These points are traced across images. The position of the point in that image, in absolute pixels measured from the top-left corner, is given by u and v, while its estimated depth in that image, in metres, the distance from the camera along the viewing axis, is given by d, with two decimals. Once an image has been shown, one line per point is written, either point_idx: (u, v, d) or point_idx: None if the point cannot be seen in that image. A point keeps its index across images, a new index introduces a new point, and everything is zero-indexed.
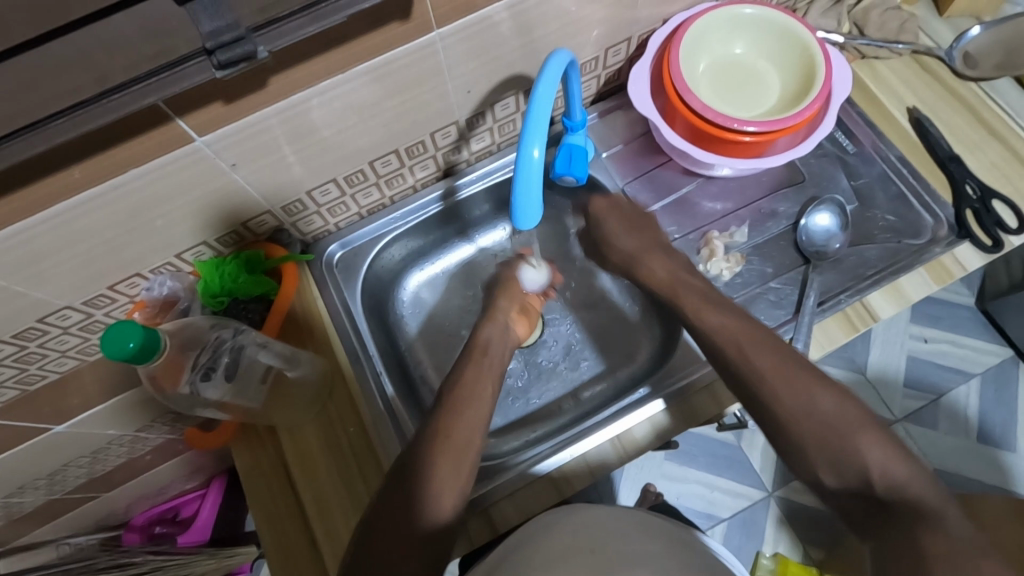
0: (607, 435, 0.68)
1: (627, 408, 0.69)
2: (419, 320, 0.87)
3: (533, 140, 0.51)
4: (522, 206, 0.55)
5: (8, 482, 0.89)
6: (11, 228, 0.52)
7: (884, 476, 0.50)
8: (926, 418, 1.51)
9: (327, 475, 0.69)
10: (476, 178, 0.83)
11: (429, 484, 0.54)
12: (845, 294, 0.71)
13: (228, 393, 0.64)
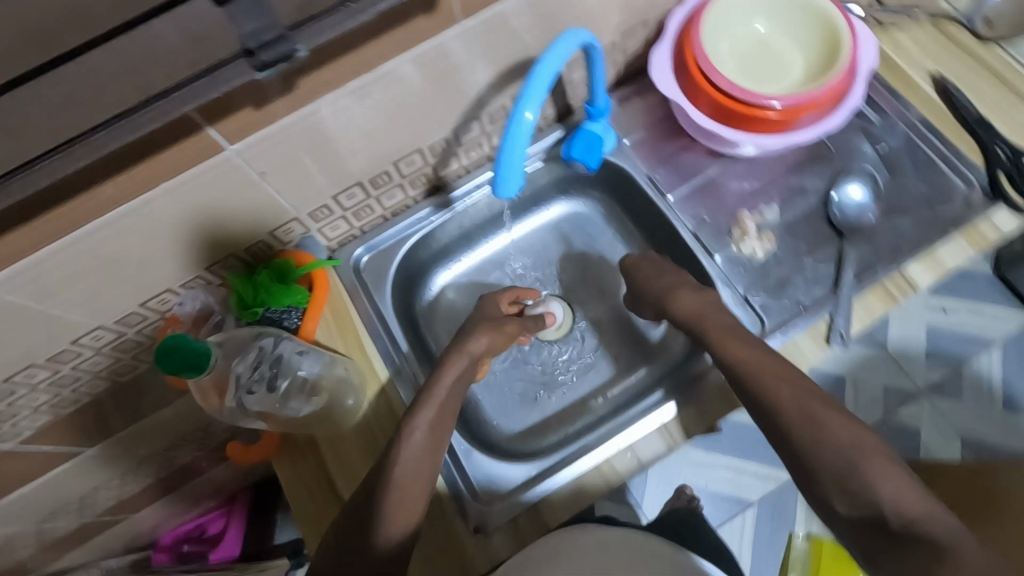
0: (629, 437, 0.68)
1: (645, 411, 0.68)
2: (447, 322, 0.86)
3: (527, 102, 0.53)
4: (504, 172, 0.56)
5: (41, 506, 0.90)
6: (43, 250, 0.51)
7: (898, 510, 0.50)
8: (949, 390, 1.59)
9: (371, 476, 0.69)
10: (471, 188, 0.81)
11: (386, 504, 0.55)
12: (882, 266, 0.70)
13: (271, 405, 0.65)
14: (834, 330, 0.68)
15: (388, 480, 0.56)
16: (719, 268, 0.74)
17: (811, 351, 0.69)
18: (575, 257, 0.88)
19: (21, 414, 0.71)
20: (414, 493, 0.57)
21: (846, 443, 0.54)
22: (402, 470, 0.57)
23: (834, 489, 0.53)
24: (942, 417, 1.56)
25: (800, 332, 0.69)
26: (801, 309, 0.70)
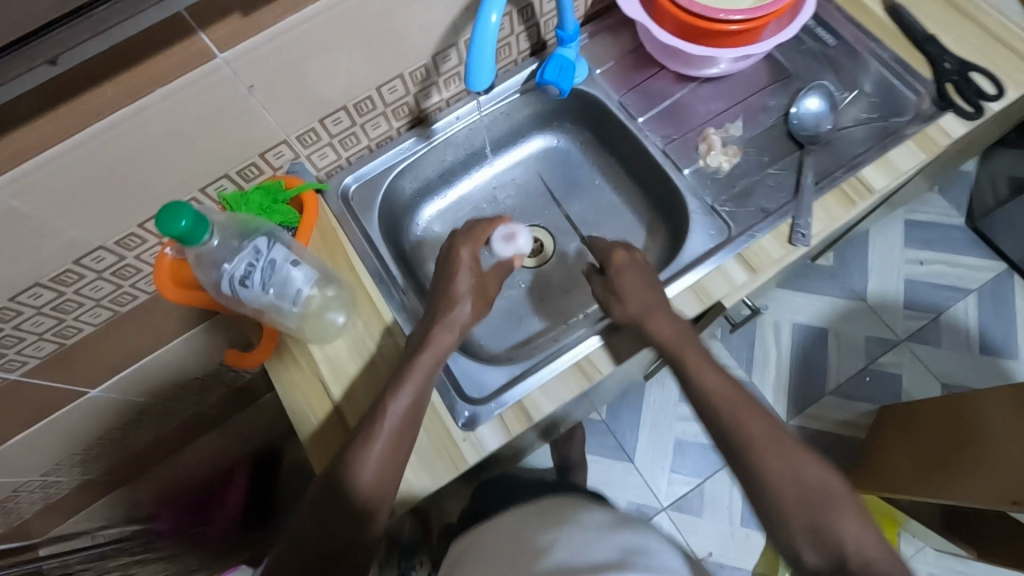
0: (555, 371, 0.70)
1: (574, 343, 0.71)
2: (433, 251, 0.90)
3: (491, 5, 0.58)
4: (476, 71, 0.60)
5: (48, 446, 0.99)
6: (42, 155, 0.55)
7: (856, 552, 0.55)
8: (928, 337, 1.63)
9: (362, 385, 0.72)
10: (453, 119, 0.85)
11: (378, 503, 0.62)
12: (840, 170, 0.74)
13: (266, 304, 0.67)
14: (796, 230, 0.72)
15: (382, 477, 0.62)
16: (688, 181, 0.78)
17: (775, 249, 0.72)
18: (554, 188, 0.93)
19: (27, 341, 0.75)
20: (383, 497, 0.62)
21: (808, 480, 0.59)
22: (389, 467, 0.63)
23: (800, 530, 0.58)
24: (922, 363, 1.61)
25: (764, 235, 0.73)
26: (766, 214, 0.74)
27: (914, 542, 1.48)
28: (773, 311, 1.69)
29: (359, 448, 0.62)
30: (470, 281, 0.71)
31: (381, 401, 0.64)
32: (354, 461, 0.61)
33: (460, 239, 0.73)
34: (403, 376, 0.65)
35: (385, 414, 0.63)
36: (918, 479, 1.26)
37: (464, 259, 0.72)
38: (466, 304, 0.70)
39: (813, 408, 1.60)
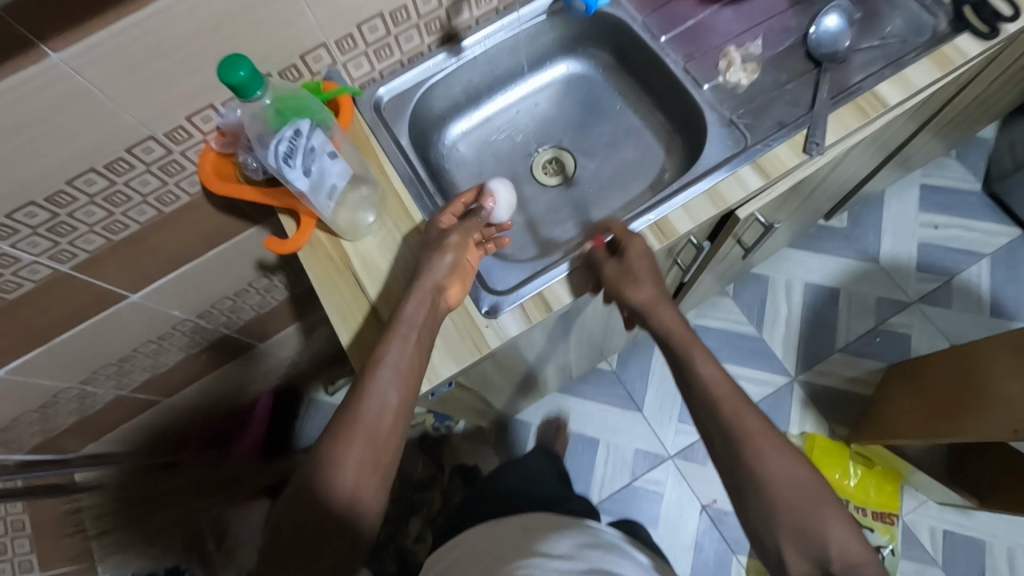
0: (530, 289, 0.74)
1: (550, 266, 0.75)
2: (459, 169, 0.94)
3: None
4: None
5: (87, 360, 1.06)
6: (105, 31, 0.61)
7: (840, 556, 0.57)
8: (939, 299, 1.65)
9: (391, 277, 0.77)
10: (480, 39, 0.88)
11: (354, 496, 0.60)
12: (856, 85, 0.77)
13: (307, 188, 0.69)
14: (810, 139, 0.75)
15: (347, 468, 0.60)
16: (706, 96, 0.81)
17: (790, 158, 0.75)
18: (576, 112, 0.96)
19: (78, 232, 0.81)
20: (369, 496, 0.61)
21: (795, 480, 0.62)
22: (362, 455, 0.60)
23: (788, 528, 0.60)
24: (933, 325, 1.62)
25: (780, 145, 0.76)
26: (782, 126, 0.77)
27: (917, 496, 1.48)
28: (784, 271, 1.71)
29: (360, 396, 0.63)
30: (458, 240, 0.71)
31: (375, 349, 0.65)
32: (356, 411, 0.62)
33: (447, 209, 0.74)
34: (393, 325, 0.66)
35: (378, 361, 0.64)
36: (935, 424, 1.26)
37: (448, 223, 0.73)
38: (450, 257, 0.69)
39: (822, 365, 1.63)
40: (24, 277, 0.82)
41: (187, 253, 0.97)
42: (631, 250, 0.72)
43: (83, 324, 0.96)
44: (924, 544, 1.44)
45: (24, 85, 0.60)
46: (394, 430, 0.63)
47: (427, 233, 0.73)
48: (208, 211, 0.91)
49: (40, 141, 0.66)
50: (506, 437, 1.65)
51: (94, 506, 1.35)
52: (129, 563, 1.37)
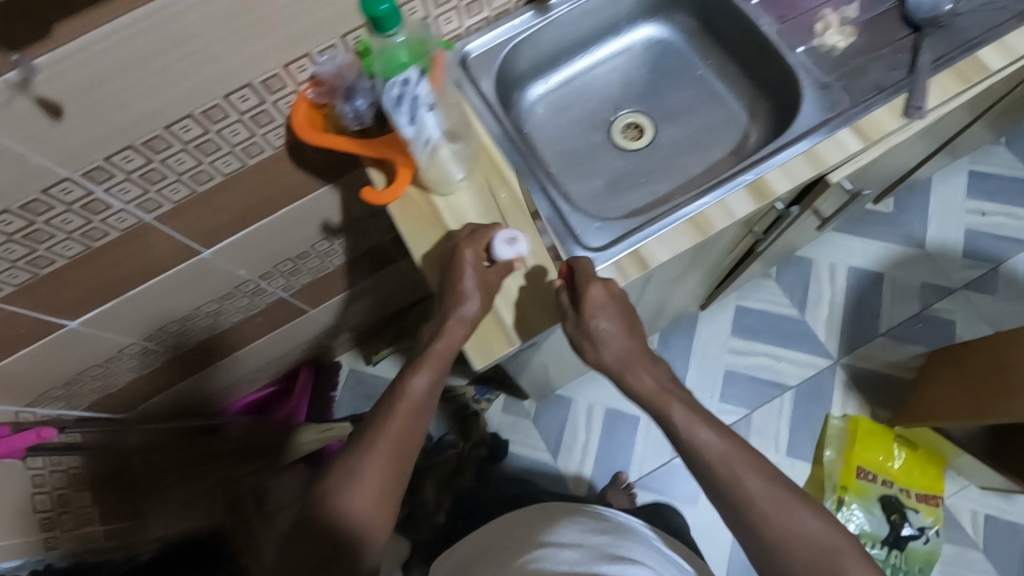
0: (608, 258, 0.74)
1: (655, 223, 0.74)
2: (536, 130, 0.93)
3: None
4: None
5: (155, 315, 1.07)
6: None
7: None
8: (986, 286, 1.63)
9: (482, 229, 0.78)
10: None
11: (359, 511, 0.69)
12: (956, 52, 0.76)
13: (411, 135, 0.70)
14: (910, 103, 0.74)
15: (359, 484, 0.70)
16: (801, 59, 0.80)
17: (889, 122, 0.75)
18: (654, 77, 0.95)
19: (166, 180, 0.81)
20: (378, 512, 0.70)
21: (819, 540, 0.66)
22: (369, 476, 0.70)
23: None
24: (978, 311, 1.61)
25: (879, 109, 0.76)
26: (880, 90, 0.76)
27: (958, 480, 1.48)
28: (827, 254, 1.69)
29: (383, 421, 0.73)
30: (475, 278, 0.73)
31: (402, 381, 0.74)
32: (378, 432, 0.72)
33: (463, 241, 0.74)
34: (420, 359, 0.75)
35: (405, 393, 0.74)
36: (976, 407, 1.27)
37: (468, 259, 0.73)
38: (472, 302, 0.73)
39: (865, 349, 1.62)
40: (112, 225, 0.83)
41: (261, 209, 0.96)
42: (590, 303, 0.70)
43: (158, 277, 0.97)
44: (965, 527, 1.44)
45: (142, 22, 0.61)
46: (409, 449, 0.74)
47: (448, 272, 0.74)
48: (288, 166, 0.91)
49: (149, 80, 0.67)
50: (545, 412, 1.65)
51: (146, 462, 1.33)
52: (174, 522, 1.32)
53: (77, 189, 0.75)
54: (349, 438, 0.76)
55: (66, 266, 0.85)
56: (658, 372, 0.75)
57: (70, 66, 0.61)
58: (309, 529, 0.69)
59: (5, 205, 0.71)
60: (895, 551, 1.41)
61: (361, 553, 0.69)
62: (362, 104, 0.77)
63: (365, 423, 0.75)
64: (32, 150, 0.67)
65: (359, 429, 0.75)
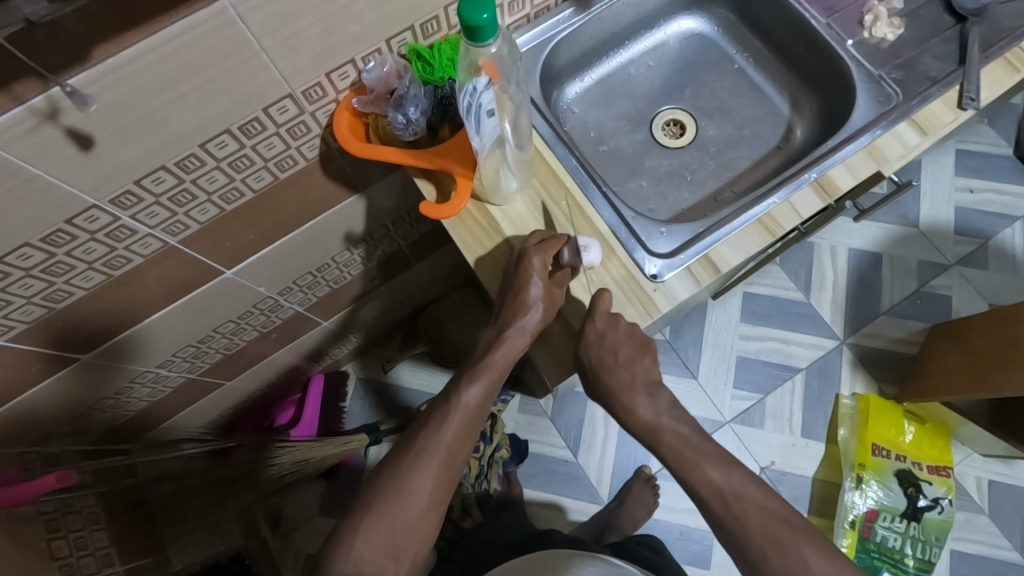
0: (681, 266, 0.73)
1: (720, 228, 0.74)
2: (577, 129, 0.91)
3: None
4: None
5: (171, 339, 1.01)
6: None
7: None
8: (978, 261, 1.67)
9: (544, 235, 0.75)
10: None
11: (401, 536, 0.66)
12: (1004, 40, 0.77)
13: (480, 144, 0.66)
14: (965, 94, 0.75)
15: (401, 505, 0.67)
16: (850, 51, 0.81)
17: (944, 114, 0.75)
18: (690, 72, 0.95)
19: (195, 202, 0.75)
20: (421, 534, 0.68)
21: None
22: (410, 496, 0.67)
23: None
24: (971, 285, 1.66)
25: (933, 100, 0.76)
26: (934, 81, 0.77)
27: (963, 448, 1.54)
28: (829, 236, 1.72)
29: (434, 432, 0.70)
30: (542, 289, 0.69)
31: (455, 393, 0.71)
32: (429, 444, 0.69)
33: (531, 250, 0.70)
34: (474, 372, 0.72)
35: (458, 404, 0.70)
36: (980, 380, 1.31)
37: (537, 269, 0.69)
38: (536, 312, 0.70)
39: (869, 327, 1.65)
40: (135, 251, 0.77)
41: (287, 222, 0.90)
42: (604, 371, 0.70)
43: (177, 301, 0.92)
44: (971, 493, 1.51)
45: (187, 34, 0.55)
46: (458, 463, 0.71)
47: (510, 279, 0.70)
48: (318, 177, 0.85)
49: (189, 95, 0.61)
50: (562, 410, 1.62)
51: (164, 490, 1.19)
52: (197, 552, 1.17)
53: (102, 217, 0.69)
54: (392, 448, 0.73)
55: (84, 297, 0.79)
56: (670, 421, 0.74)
57: (108, 84, 0.55)
58: (352, 539, 0.66)
59: (25, 239, 0.65)
60: (914, 523, 1.46)
61: (405, 566, 0.67)
62: (414, 112, 0.73)
63: (414, 432, 0.72)
64: (60, 178, 0.61)
65: (405, 438, 0.72)
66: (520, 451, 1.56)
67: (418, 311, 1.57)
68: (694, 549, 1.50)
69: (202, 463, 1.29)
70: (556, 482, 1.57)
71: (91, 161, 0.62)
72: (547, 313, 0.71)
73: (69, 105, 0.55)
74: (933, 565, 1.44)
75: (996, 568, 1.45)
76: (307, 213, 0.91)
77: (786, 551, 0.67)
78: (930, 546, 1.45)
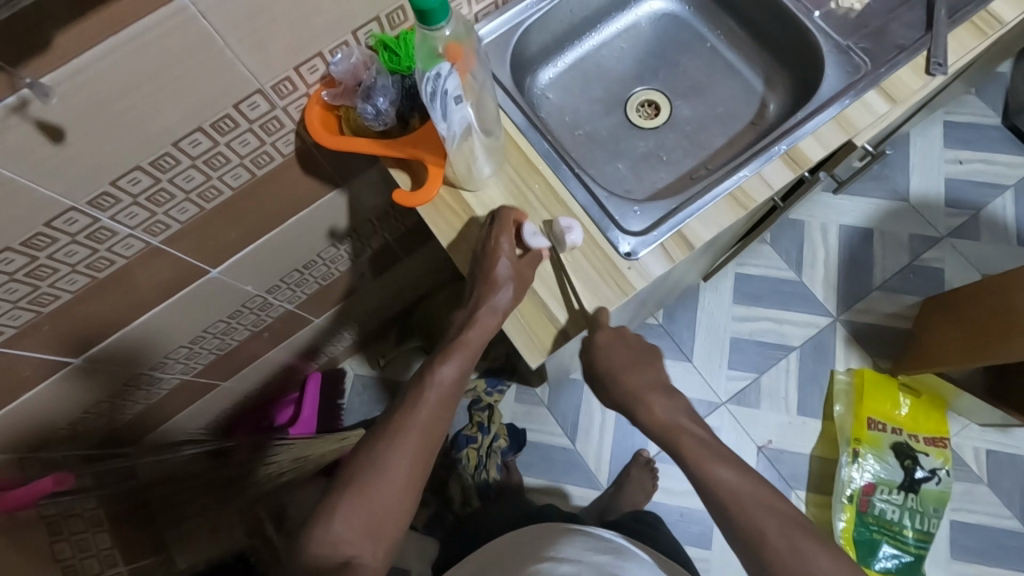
0: (654, 242, 0.74)
1: (693, 204, 0.74)
2: (552, 114, 0.92)
3: None
4: None
5: (161, 341, 1.03)
6: None
7: None
8: (969, 232, 1.67)
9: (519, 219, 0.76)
10: None
11: (379, 520, 0.67)
12: (972, 5, 0.78)
13: (451, 134, 0.67)
14: (933, 61, 0.75)
15: (377, 486, 0.67)
16: (818, 24, 0.82)
17: (914, 81, 0.76)
18: (663, 53, 0.95)
19: (173, 201, 0.76)
20: (400, 515, 0.68)
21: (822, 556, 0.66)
22: (388, 479, 0.68)
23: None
24: (963, 256, 1.65)
25: (903, 67, 0.76)
26: (902, 49, 0.77)
27: (960, 420, 1.55)
28: (818, 215, 1.72)
29: (410, 410, 0.71)
30: (510, 268, 0.71)
31: (429, 371, 0.73)
32: (406, 421, 0.70)
33: (497, 231, 0.72)
34: (448, 350, 0.74)
35: (432, 382, 0.72)
36: (973, 348, 1.31)
37: (505, 249, 0.71)
38: (506, 291, 0.71)
39: (862, 303, 1.65)
40: (118, 252, 0.78)
41: (269, 220, 0.91)
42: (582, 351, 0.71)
43: (166, 302, 0.93)
44: (970, 464, 1.51)
45: (149, 33, 0.56)
46: (435, 441, 0.72)
47: (481, 258, 0.72)
48: (297, 174, 0.86)
49: (157, 95, 0.62)
50: (558, 398, 1.63)
51: (165, 491, 1.20)
52: (200, 551, 1.18)
53: (82, 219, 0.70)
54: (368, 431, 0.73)
55: (70, 301, 0.80)
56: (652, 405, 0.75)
57: (75, 85, 0.56)
58: (330, 517, 0.67)
59: (6, 242, 0.66)
60: (911, 495, 1.46)
61: (383, 547, 0.67)
62: (383, 102, 0.74)
63: (390, 413, 0.73)
64: (35, 181, 0.62)
65: (383, 418, 0.73)
66: (519, 440, 1.57)
67: (411, 306, 1.58)
68: (694, 531, 1.51)
69: (204, 466, 1.31)
70: (555, 470, 1.58)
71: (65, 163, 0.63)
72: (516, 298, 0.71)
73: (37, 108, 0.56)
74: (932, 535, 1.44)
75: (997, 537, 1.45)
76: (288, 210, 0.92)
77: (769, 519, 0.68)
78: (928, 517, 1.45)
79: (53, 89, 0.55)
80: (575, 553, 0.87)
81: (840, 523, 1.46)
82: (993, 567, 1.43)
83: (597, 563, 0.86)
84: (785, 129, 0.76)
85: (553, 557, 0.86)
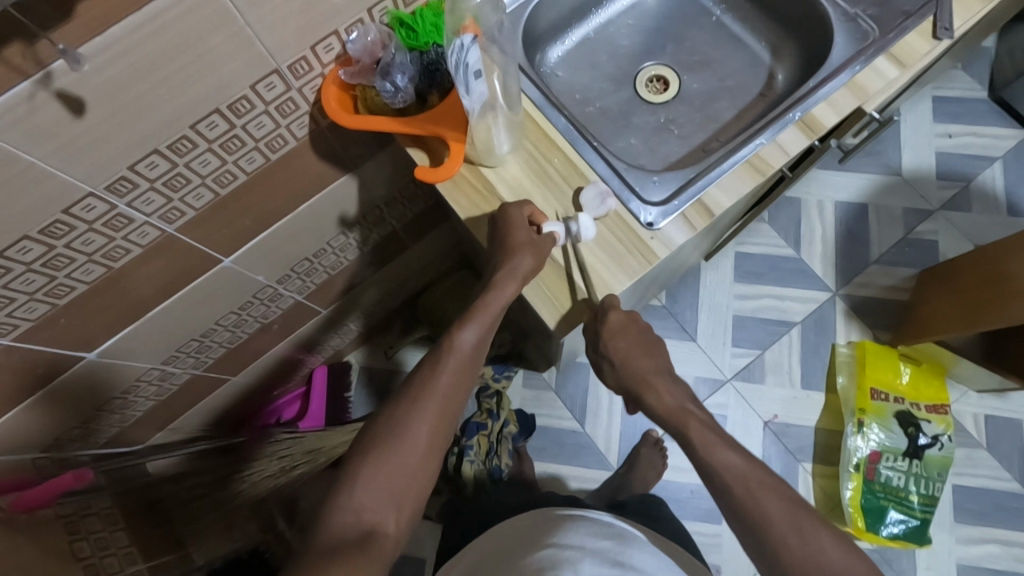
0: (675, 212, 0.75)
1: (711, 173, 0.75)
2: (562, 91, 0.92)
3: None
4: None
5: (167, 336, 1.01)
6: None
7: None
8: (961, 204, 1.70)
9: (540, 193, 0.77)
10: None
11: (396, 495, 0.65)
12: None
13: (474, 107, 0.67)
14: (939, 25, 0.77)
15: (401, 449, 0.66)
16: None
17: (921, 45, 0.77)
18: (670, 29, 0.96)
19: (189, 186, 0.75)
20: (426, 480, 0.67)
21: None
22: (410, 441, 0.66)
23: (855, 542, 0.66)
24: (956, 227, 1.69)
25: (910, 32, 0.78)
26: (910, 15, 0.79)
27: (959, 387, 1.58)
28: (815, 191, 1.74)
29: (430, 378, 0.70)
30: (526, 235, 0.71)
31: (449, 335, 0.72)
32: (427, 387, 0.69)
33: (511, 206, 0.73)
34: (469, 313, 0.72)
35: (452, 348, 0.71)
36: (969, 313, 1.35)
37: (517, 221, 0.72)
38: (525, 257, 0.71)
39: (860, 277, 1.67)
40: (133, 241, 0.77)
41: (281, 206, 0.91)
42: (608, 326, 0.72)
43: (178, 293, 0.92)
44: (970, 429, 1.55)
45: (169, 9, 0.55)
46: (456, 412, 0.71)
47: (496, 231, 0.73)
48: (309, 158, 0.86)
49: (176, 76, 0.62)
50: (565, 381, 1.64)
51: (175, 491, 1.17)
52: (219, 546, 1.14)
53: (99, 205, 0.69)
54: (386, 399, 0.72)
55: (86, 292, 0.79)
56: (676, 390, 0.75)
57: (100, 64, 0.55)
58: (352, 485, 0.64)
59: (23, 231, 0.65)
60: (916, 461, 1.50)
61: (404, 516, 0.65)
62: (401, 79, 0.74)
63: (410, 381, 0.72)
64: (56, 165, 0.61)
65: (402, 385, 0.72)
66: (528, 425, 1.57)
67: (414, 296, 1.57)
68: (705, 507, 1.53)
69: (214, 462, 1.29)
70: (565, 453, 1.59)
71: (85, 145, 0.62)
72: (538, 263, 0.72)
73: (63, 85, 0.55)
74: (937, 500, 1.47)
75: (998, 499, 1.49)
76: (299, 195, 0.91)
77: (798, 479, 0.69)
78: (933, 482, 1.48)
79: (86, 59, 0.54)
80: (577, 539, 0.85)
81: (847, 492, 1.49)
82: (996, 529, 1.47)
83: (601, 549, 0.84)
84: (797, 97, 0.77)
85: (555, 543, 0.84)
